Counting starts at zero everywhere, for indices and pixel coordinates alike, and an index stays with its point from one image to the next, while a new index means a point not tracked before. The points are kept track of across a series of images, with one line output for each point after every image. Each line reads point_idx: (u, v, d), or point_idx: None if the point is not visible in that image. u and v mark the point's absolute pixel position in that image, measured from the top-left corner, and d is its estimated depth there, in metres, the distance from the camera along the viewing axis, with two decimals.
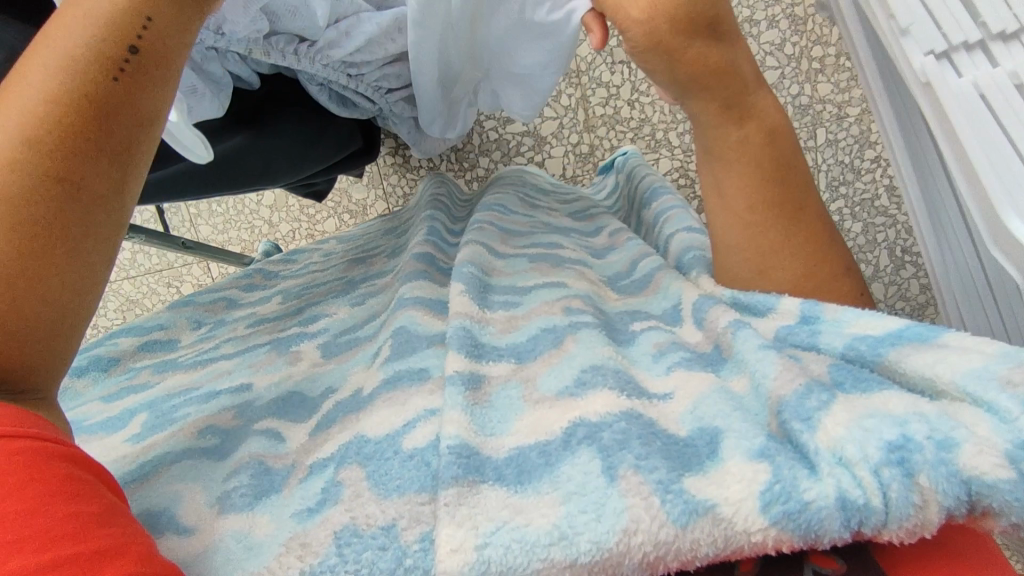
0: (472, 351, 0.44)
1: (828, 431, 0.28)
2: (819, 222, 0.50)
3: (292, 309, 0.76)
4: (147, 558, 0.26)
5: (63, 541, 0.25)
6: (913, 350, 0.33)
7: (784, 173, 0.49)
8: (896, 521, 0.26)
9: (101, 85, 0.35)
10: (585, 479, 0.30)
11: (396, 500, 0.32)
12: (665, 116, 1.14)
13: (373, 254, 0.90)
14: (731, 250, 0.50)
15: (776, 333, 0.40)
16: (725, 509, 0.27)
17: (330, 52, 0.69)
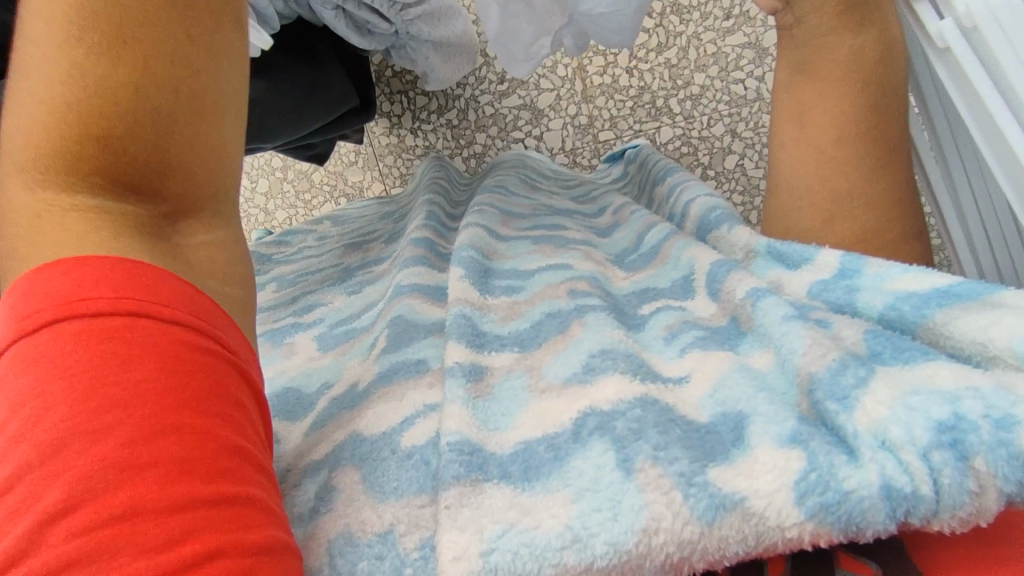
0: (473, 340, 0.42)
1: (868, 410, 0.25)
2: (905, 173, 0.46)
3: (287, 297, 0.73)
4: (257, 513, 0.25)
5: (190, 475, 0.23)
6: (962, 311, 0.31)
7: (887, 103, 0.45)
8: (947, 510, 0.23)
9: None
10: (599, 474, 0.27)
11: (395, 503, 0.30)
12: (664, 83, 1.10)
13: (371, 239, 0.87)
14: (803, 192, 0.48)
15: (810, 291, 0.39)
16: (756, 502, 0.24)
17: None
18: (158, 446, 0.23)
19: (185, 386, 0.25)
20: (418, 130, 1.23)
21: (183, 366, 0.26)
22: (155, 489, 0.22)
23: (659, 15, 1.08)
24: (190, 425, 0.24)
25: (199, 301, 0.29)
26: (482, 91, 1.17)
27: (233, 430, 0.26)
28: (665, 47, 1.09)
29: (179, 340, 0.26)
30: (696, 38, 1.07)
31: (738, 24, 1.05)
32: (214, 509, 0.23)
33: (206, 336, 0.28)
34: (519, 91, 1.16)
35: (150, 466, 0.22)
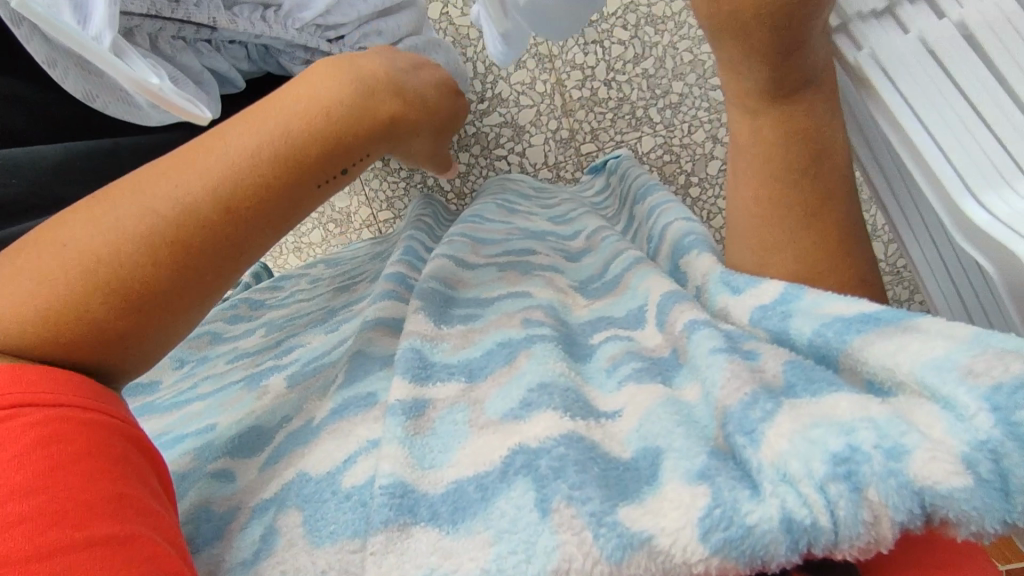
0: (419, 373, 0.42)
1: (772, 444, 0.26)
2: (845, 223, 0.43)
3: (273, 341, 0.74)
4: (145, 541, 0.28)
5: (59, 525, 0.26)
6: (878, 336, 0.30)
7: (820, 160, 0.42)
8: (847, 540, 0.24)
9: (273, 185, 0.41)
10: (518, 514, 0.28)
11: (329, 549, 0.31)
12: (643, 93, 1.10)
13: (358, 279, 0.87)
14: (742, 233, 0.46)
15: (753, 316, 0.38)
16: (662, 540, 0.25)
17: (299, 15, 0.66)
18: (27, 503, 0.26)
19: (56, 451, 0.28)
20: None
21: (54, 438, 0.28)
22: (25, 541, 0.25)
23: (635, 26, 1.08)
24: (63, 483, 0.27)
25: (84, 384, 0.33)
26: None
27: (116, 482, 0.29)
28: (642, 58, 1.09)
29: (57, 417, 0.30)
30: (673, 47, 1.08)
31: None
32: (92, 548, 0.26)
33: (85, 409, 0.31)
34: (499, 109, 1.15)
35: (21, 521, 0.25)
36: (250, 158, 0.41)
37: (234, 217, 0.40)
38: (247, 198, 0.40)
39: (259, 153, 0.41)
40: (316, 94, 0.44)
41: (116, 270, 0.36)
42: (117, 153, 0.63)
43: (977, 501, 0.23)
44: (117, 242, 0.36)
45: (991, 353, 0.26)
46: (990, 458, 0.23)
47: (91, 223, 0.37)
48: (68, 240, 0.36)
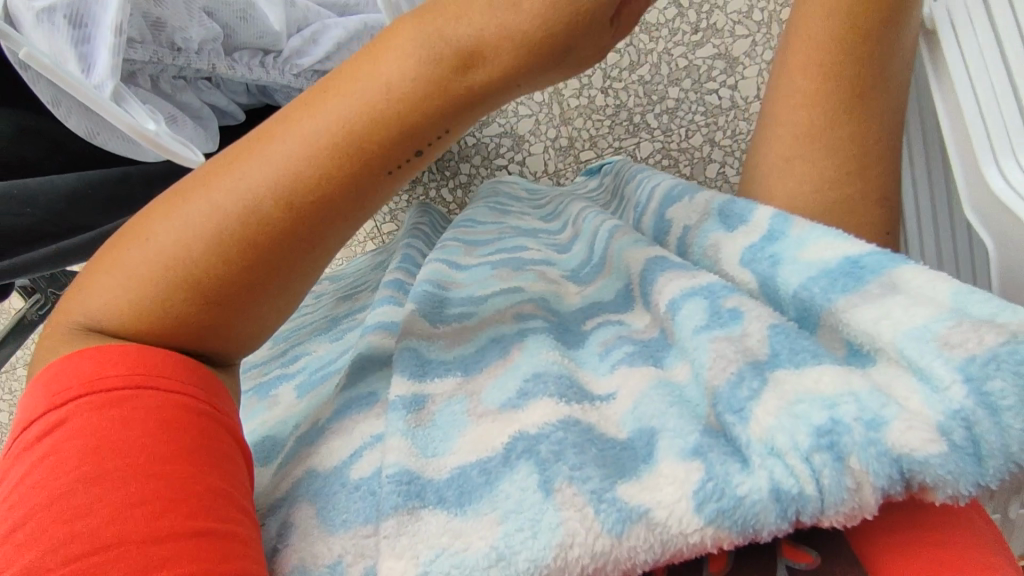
0: (417, 370, 0.44)
1: (759, 421, 0.28)
2: (877, 124, 0.47)
3: (278, 351, 0.75)
4: (239, 543, 0.29)
5: (170, 512, 0.28)
6: (862, 298, 0.32)
7: (865, 63, 0.47)
8: (832, 507, 0.25)
9: (352, 173, 0.36)
10: (523, 496, 0.29)
11: (343, 535, 0.32)
12: (640, 99, 1.12)
13: (360, 290, 0.88)
14: (777, 131, 0.50)
15: (745, 257, 0.42)
16: (659, 513, 0.26)
17: (297, 61, 0.67)
18: (144, 487, 0.28)
19: (179, 439, 0.31)
20: None
21: (176, 425, 0.31)
22: (143, 524, 0.27)
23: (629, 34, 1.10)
24: (180, 471, 0.29)
25: (196, 380, 0.35)
26: None
27: (222, 477, 0.31)
28: (638, 64, 1.11)
29: (180, 406, 0.33)
30: (668, 53, 1.09)
31: (706, 37, 1.08)
32: (198, 538, 0.27)
33: (203, 405, 0.34)
34: (498, 119, 1.17)
35: (139, 504, 0.27)
36: (328, 137, 0.36)
37: (308, 209, 0.36)
38: (301, 196, 0.36)
39: (316, 149, 0.36)
40: (391, 81, 0.36)
41: (185, 269, 0.36)
42: (127, 181, 0.65)
43: (951, 465, 0.24)
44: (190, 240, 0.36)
45: (966, 324, 0.27)
46: (963, 426, 0.24)
47: (172, 214, 0.37)
48: (159, 232, 0.37)
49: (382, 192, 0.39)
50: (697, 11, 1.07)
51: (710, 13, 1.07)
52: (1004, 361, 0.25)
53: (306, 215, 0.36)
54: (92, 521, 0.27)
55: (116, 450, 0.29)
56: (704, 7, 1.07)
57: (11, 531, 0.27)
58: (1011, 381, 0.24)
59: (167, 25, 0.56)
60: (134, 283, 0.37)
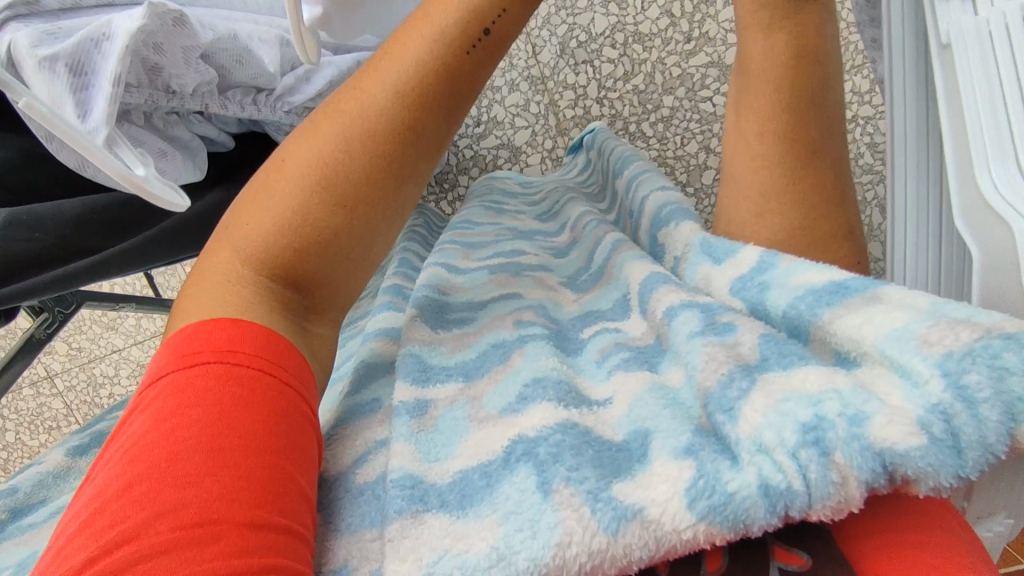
0: (419, 377, 0.45)
1: (748, 419, 0.28)
2: (831, 171, 0.52)
3: None
4: (304, 549, 0.29)
5: (265, 503, 0.28)
6: (845, 309, 0.33)
7: (812, 117, 0.51)
8: (819, 501, 0.26)
9: (449, 62, 0.44)
10: (522, 497, 0.30)
11: (348, 539, 0.33)
12: (634, 109, 1.13)
13: (360, 296, 0.90)
14: (740, 186, 0.54)
15: (734, 287, 0.43)
16: (653, 510, 0.27)
17: (291, 98, 0.71)
18: (249, 473, 0.29)
19: (283, 436, 0.31)
20: None
21: (284, 418, 0.32)
22: (246, 509, 0.27)
23: (623, 45, 1.12)
24: (280, 466, 0.30)
25: (301, 366, 0.36)
26: (460, 136, 1.21)
27: (306, 482, 0.32)
28: (632, 75, 1.12)
29: (289, 400, 0.33)
30: (661, 63, 1.11)
31: (699, 46, 1.09)
32: (279, 535, 0.28)
33: (306, 404, 0.35)
34: (496, 132, 1.19)
35: (245, 487, 0.28)
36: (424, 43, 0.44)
37: (424, 102, 0.43)
38: (415, 92, 0.43)
39: (416, 63, 0.43)
40: None
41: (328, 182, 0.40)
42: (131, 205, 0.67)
43: (931, 458, 0.25)
44: (321, 167, 0.41)
45: (943, 323, 0.28)
46: (942, 419, 0.25)
47: (300, 154, 0.42)
48: (294, 165, 0.41)
49: (470, 87, 0.46)
50: (689, 20, 1.09)
51: (702, 22, 1.09)
52: (978, 355, 0.26)
53: (421, 110, 0.43)
54: (200, 494, 0.27)
55: (234, 427, 0.30)
56: (696, 16, 1.09)
57: (125, 488, 0.27)
58: (985, 374, 0.26)
59: (163, 72, 0.57)
60: (270, 223, 0.39)
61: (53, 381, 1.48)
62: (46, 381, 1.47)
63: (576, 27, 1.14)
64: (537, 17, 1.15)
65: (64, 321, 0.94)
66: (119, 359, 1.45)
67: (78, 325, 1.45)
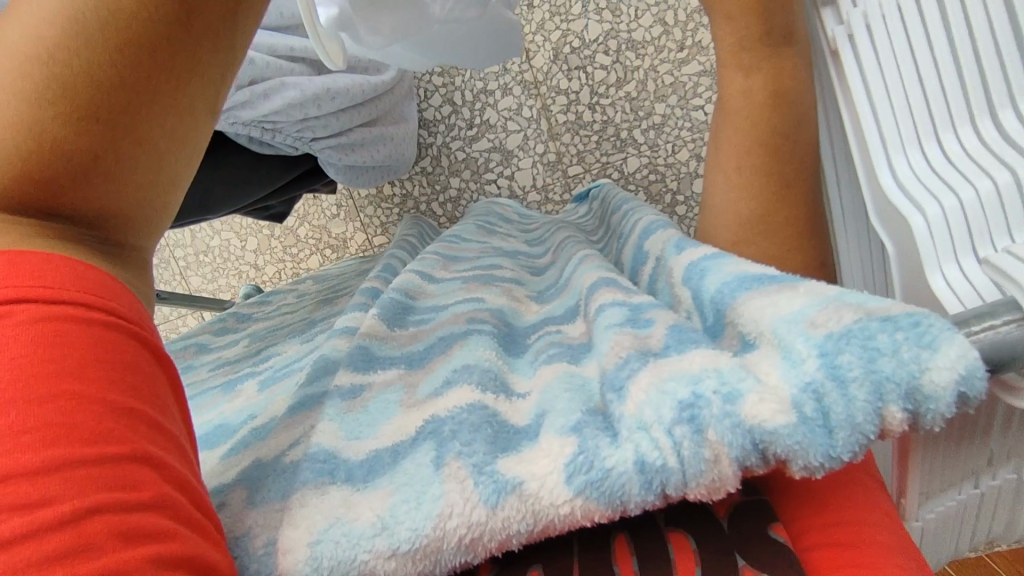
0: (362, 363, 0.46)
1: (633, 398, 0.29)
2: (809, 199, 0.53)
3: (253, 350, 0.79)
4: (156, 473, 0.24)
5: (62, 441, 0.22)
6: (757, 292, 0.33)
7: (782, 149, 0.53)
8: (693, 479, 0.26)
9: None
10: (416, 471, 0.31)
11: (259, 508, 0.33)
12: (627, 116, 1.20)
13: (339, 295, 0.94)
14: (720, 211, 0.57)
15: (685, 276, 0.43)
16: (532, 484, 0.28)
17: (242, 113, 0.76)
18: (22, 416, 0.22)
19: (61, 356, 0.23)
20: (397, 181, 1.34)
21: (63, 341, 0.24)
22: (30, 450, 0.21)
23: (616, 51, 1.18)
24: (76, 393, 0.23)
25: (90, 271, 0.27)
26: (453, 138, 1.29)
27: (128, 395, 0.25)
28: (625, 81, 1.18)
29: (59, 307, 0.25)
30: (654, 70, 1.17)
31: (692, 55, 1.14)
32: (100, 467, 0.22)
33: (102, 307, 0.26)
34: (488, 135, 1.27)
35: (26, 431, 0.21)
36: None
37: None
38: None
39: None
40: None
41: (57, 71, 0.27)
42: None
43: (799, 436, 0.25)
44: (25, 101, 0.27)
45: (832, 305, 0.28)
46: (813, 398, 0.25)
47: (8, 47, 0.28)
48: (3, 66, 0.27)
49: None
50: (683, 26, 1.14)
51: (696, 29, 1.13)
52: (854, 336, 0.26)
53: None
54: None
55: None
56: (689, 25, 1.14)
57: None
58: (858, 354, 0.26)
59: None
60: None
61: None
62: None
63: (570, 33, 1.19)
64: (532, 22, 1.21)
65: None
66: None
67: None
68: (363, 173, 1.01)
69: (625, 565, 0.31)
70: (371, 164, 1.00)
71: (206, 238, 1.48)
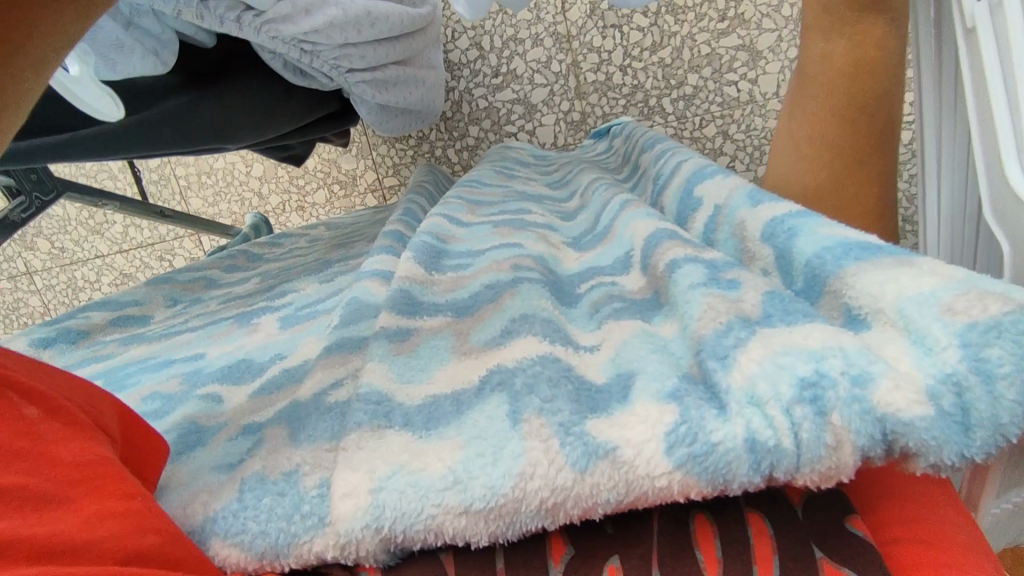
0: (406, 308, 0.43)
1: (742, 368, 0.26)
2: (883, 166, 0.52)
3: (265, 287, 0.77)
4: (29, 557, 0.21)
5: None
6: (871, 265, 0.31)
7: (854, 117, 0.52)
8: (808, 464, 0.24)
9: None
10: (489, 423, 0.28)
11: (306, 448, 0.31)
12: (658, 82, 1.16)
13: (355, 239, 0.91)
14: (788, 170, 0.57)
15: (765, 231, 0.41)
16: (627, 451, 0.25)
17: (281, 26, 0.71)
18: None
19: None
20: None
21: None
22: None
23: (655, 13, 1.13)
24: None
25: None
26: (476, 84, 1.23)
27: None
28: (660, 46, 1.14)
29: None
30: (691, 38, 1.13)
31: (733, 26, 1.11)
32: None
33: None
34: (513, 86, 1.22)
35: None
36: None
37: None
38: None
39: None
40: None
41: None
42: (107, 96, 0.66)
43: (937, 431, 0.23)
44: None
45: (972, 292, 0.26)
46: (953, 391, 0.23)
47: None
48: None
49: None
50: None
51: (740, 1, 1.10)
52: (1004, 329, 0.24)
53: None
54: None
55: None
56: None
57: None
58: (1008, 349, 0.23)
59: None
60: None
61: (32, 278, 1.48)
62: (25, 278, 1.48)
63: None
64: None
65: (41, 208, 0.91)
66: (102, 266, 1.45)
67: (63, 226, 1.44)
68: (393, 117, 0.96)
69: (707, 551, 0.28)
70: (402, 108, 0.96)
71: (208, 159, 1.38)
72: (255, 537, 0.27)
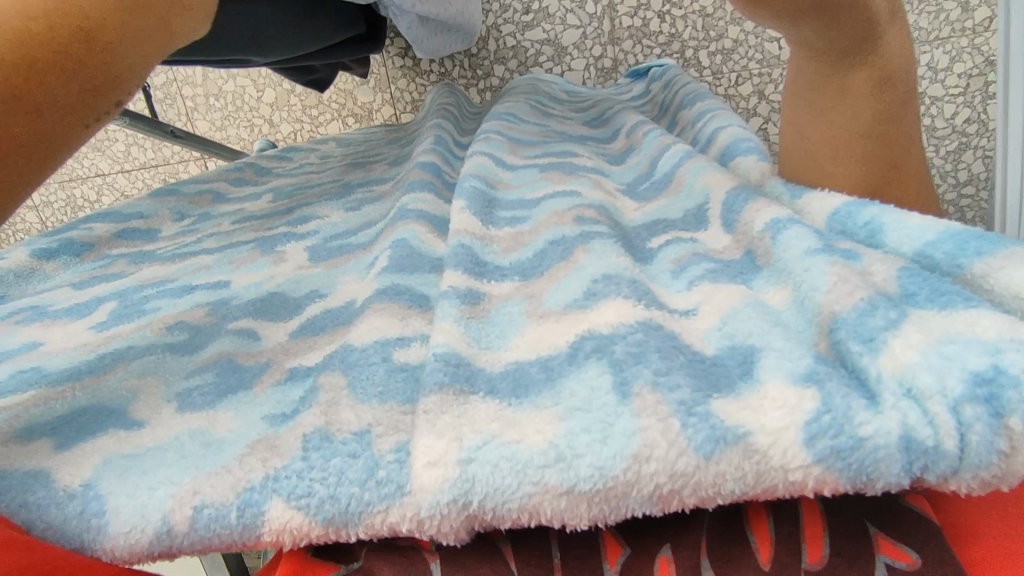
0: (474, 269, 0.39)
1: (895, 355, 0.23)
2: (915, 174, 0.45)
3: (283, 208, 0.73)
4: None
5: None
6: (1015, 257, 0.28)
7: (888, 136, 0.42)
8: (970, 470, 0.21)
9: None
10: (592, 395, 0.25)
11: (375, 406, 0.28)
12: (697, 33, 1.09)
13: (374, 159, 0.86)
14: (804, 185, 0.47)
15: (830, 226, 0.36)
16: (761, 439, 0.22)
17: None
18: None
19: None
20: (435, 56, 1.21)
21: None
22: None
23: None
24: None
25: None
26: (505, 21, 1.15)
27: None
28: None
29: None
30: None
31: None
32: None
33: None
34: (544, 25, 1.14)
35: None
36: None
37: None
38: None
39: None
40: None
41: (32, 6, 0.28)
42: None
43: None
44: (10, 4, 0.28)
45: None
46: None
47: None
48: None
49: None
50: None
51: None
52: None
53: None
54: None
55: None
56: None
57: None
58: None
59: None
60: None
61: None
62: None
63: None
64: None
65: None
66: (102, 185, 1.39)
67: None
68: (434, 34, 0.91)
69: (760, 531, 0.25)
70: (444, 22, 0.90)
71: (217, 81, 1.30)
72: (323, 501, 0.24)
